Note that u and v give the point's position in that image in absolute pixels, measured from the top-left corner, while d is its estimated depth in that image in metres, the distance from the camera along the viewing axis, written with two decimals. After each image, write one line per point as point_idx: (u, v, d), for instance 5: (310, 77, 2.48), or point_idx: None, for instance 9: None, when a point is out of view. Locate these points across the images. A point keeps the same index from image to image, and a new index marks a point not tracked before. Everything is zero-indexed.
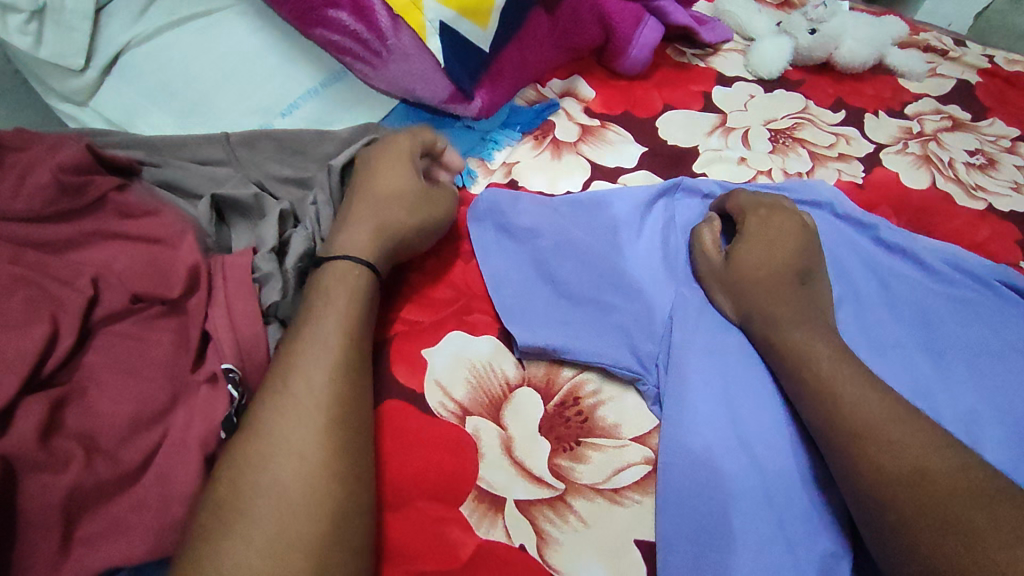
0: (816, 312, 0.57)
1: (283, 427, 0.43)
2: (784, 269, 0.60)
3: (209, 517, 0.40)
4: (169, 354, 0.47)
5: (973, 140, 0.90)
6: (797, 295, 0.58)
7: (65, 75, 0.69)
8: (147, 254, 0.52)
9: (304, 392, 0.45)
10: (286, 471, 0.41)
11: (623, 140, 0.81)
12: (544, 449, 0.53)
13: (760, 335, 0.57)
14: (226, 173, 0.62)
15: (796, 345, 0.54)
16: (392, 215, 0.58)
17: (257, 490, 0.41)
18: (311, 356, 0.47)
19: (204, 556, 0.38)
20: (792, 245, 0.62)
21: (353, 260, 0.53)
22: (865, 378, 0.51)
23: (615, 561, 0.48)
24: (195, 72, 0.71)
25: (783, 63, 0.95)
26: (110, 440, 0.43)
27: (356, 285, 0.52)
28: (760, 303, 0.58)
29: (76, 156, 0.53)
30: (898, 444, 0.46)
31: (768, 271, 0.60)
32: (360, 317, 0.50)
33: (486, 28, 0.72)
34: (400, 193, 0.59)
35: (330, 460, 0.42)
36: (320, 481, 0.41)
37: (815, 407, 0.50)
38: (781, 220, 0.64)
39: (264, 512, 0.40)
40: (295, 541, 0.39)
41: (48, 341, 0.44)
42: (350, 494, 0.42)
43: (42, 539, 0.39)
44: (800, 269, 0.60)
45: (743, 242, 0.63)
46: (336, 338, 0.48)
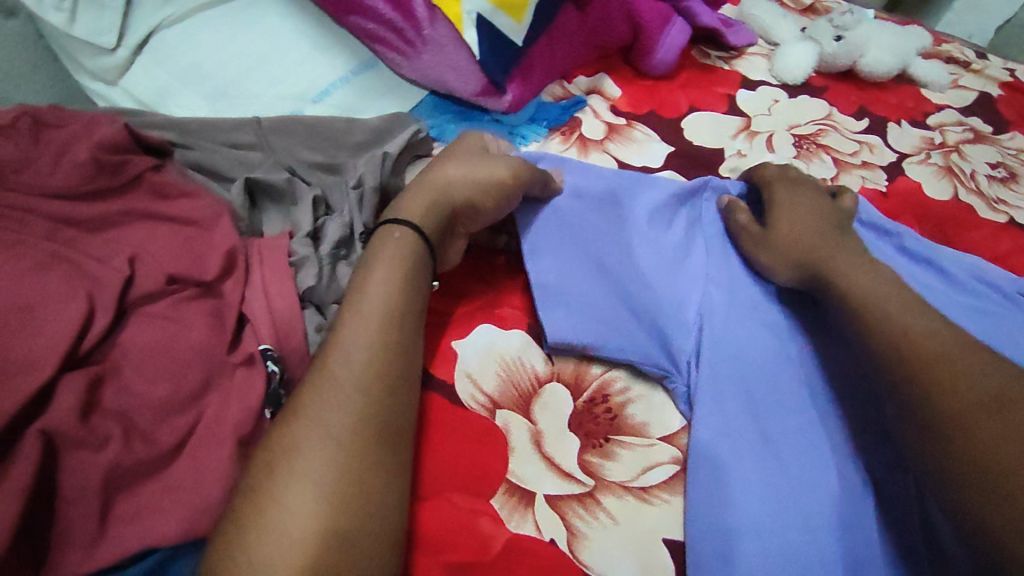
0: (868, 261, 0.57)
1: (314, 412, 0.42)
2: (825, 226, 0.61)
3: (243, 503, 0.38)
4: (204, 336, 0.47)
5: (994, 153, 0.91)
6: (846, 246, 0.59)
7: (98, 53, 0.68)
8: (183, 235, 0.52)
9: (336, 372, 0.44)
10: (317, 456, 0.40)
11: (648, 140, 0.81)
12: (574, 445, 0.53)
13: (826, 277, 0.57)
14: (256, 157, 0.62)
15: (863, 289, 0.54)
16: (444, 175, 0.58)
17: (288, 475, 0.39)
18: (347, 338, 0.45)
19: (234, 541, 0.37)
20: (825, 209, 0.64)
21: (392, 221, 0.53)
22: (933, 317, 0.50)
23: (644, 560, 0.48)
24: (228, 54, 0.70)
25: (808, 68, 0.95)
26: (146, 421, 0.43)
27: (396, 244, 0.51)
28: (819, 251, 0.59)
29: (115, 135, 0.53)
30: (965, 380, 0.45)
31: (807, 228, 0.61)
32: (393, 285, 0.49)
33: (521, 22, 0.71)
34: (455, 158, 0.60)
35: (357, 446, 0.41)
36: (344, 466, 0.40)
37: (882, 345, 0.50)
38: (807, 189, 0.66)
39: (293, 498, 0.38)
40: (327, 533, 0.37)
41: (86, 319, 0.44)
42: (378, 485, 0.40)
43: (80, 515, 0.39)
44: (837, 227, 0.61)
45: (777, 205, 0.64)
46: (372, 317, 0.47)
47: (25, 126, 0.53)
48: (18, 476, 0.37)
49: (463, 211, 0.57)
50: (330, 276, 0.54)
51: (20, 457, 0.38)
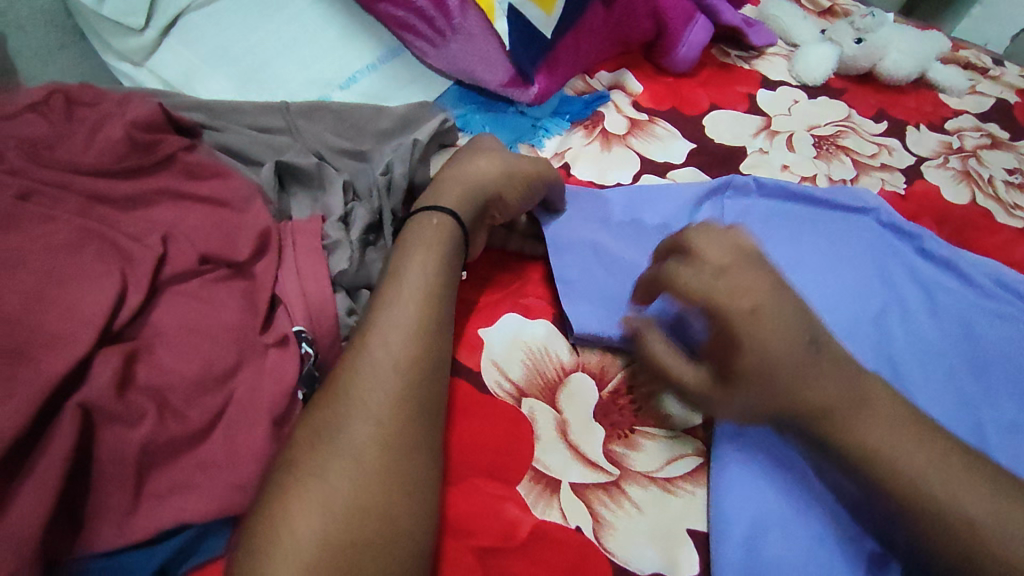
0: (861, 373, 0.46)
1: (354, 389, 0.42)
2: (797, 337, 0.46)
3: (284, 475, 0.39)
4: (237, 317, 0.47)
5: (1012, 159, 0.91)
6: (828, 369, 0.45)
7: (125, 34, 0.68)
8: (215, 215, 0.52)
9: (375, 353, 0.44)
10: (359, 431, 0.41)
11: (670, 136, 0.81)
12: (599, 435, 0.53)
13: (831, 428, 0.44)
14: (284, 141, 0.61)
15: (886, 440, 0.42)
16: (475, 165, 0.59)
17: (327, 451, 0.40)
18: (388, 318, 0.46)
19: (275, 512, 0.37)
20: (789, 305, 0.48)
21: (432, 210, 0.54)
22: (958, 456, 0.42)
23: (668, 550, 0.48)
24: (256, 40, 0.71)
25: (828, 70, 0.95)
26: (180, 398, 0.43)
27: (435, 231, 0.53)
28: (823, 380, 0.45)
29: (149, 114, 0.54)
30: (898, 448, 0.42)
31: (797, 359, 0.45)
32: (427, 271, 0.50)
33: (551, 14, 0.71)
34: (480, 153, 0.61)
35: (396, 424, 0.41)
36: (384, 443, 0.41)
37: (921, 525, 0.40)
38: (761, 295, 0.47)
39: (334, 473, 0.39)
40: (365, 509, 0.38)
41: (120, 294, 0.44)
42: (416, 465, 0.41)
43: (116, 489, 0.40)
44: (809, 328, 0.47)
45: (765, 328, 0.46)
46: (411, 299, 0.47)
47: (58, 104, 0.53)
48: (58, 448, 0.37)
49: (494, 200, 0.58)
50: (359, 262, 0.53)
51: (60, 428, 0.38)
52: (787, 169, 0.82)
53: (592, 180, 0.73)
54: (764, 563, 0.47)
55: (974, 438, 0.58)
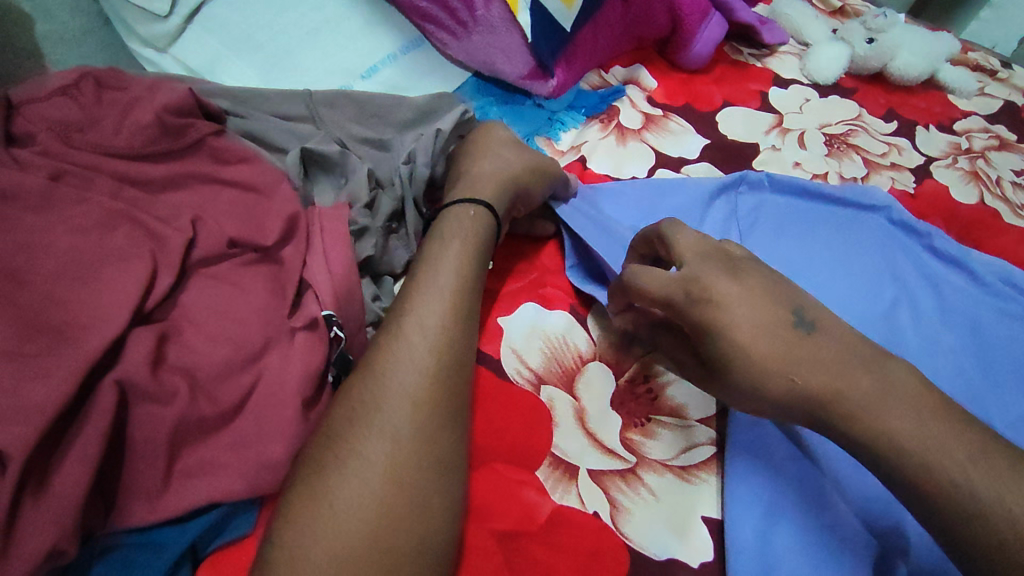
0: (877, 356, 0.43)
1: (391, 370, 0.44)
2: (780, 327, 0.44)
3: (324, 453, 0.40)
4: (265, 300, 0.48)
5: (1019, 160, 0.92)
6: (821, 353, 0.43)
7: (150, 19, 0.69)
8: (243, 201, 0.52)
9: (412, 337, 0.45)
10: (395, 412, 0.42)
11: (684, 131, 0.82)
12: (616, 423, 0.54)
13: (840, 416, 0.41)
14: (308, 129, 0.62)
15: (892, 424, 0.39)
16: (502, 158, 0.61)
17: (367, 428, 0.41)
18: (424, 303, 0.47)
19: (315, 488, 0.39)
20: (770, 295, 0.46)
21: (467, 202, 0.56)
22: (982, 444, 0.38)
23: (683, 536, 0.49)
24: (280, 26, 0.71)
25: (839, 70, 0.96)
26: (210, 378, 0.43)
27: (471, 224, 0.54)
28: (824, 370, 0.42)
29: (179, 98, 0.54)
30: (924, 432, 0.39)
31: (787, 357, 0.43)
32: (466, 261, 0.51)
33: (572, 7, 0.72)
34: (505, 144, 0.63)
35: (432, 405, 0.43)
36: (421, 423, 0.42)
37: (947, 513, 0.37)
38: (729, 290, 0.46)
39: (371, 450, 0.40)
40: (401, 487, 0.39)
41: (151, 275, 0.45)
42: (448, 447, 0.42)
43: (149, 466, 0.40)
44: (792, 316, 0.45)
45: (744, 321, 0.45)
46: (445, 285, 0.49)
47: (88, 87, 0.53)
48: (96, 424, 0.38)
49: (525, 193, 0.60)
50: (382, 248, 0.56)
51: (98, 405, 0.38)
52: (799, 167, 0.82)
53: (608, 173, 0.74)
54: (777, 534, 0.49)
55: None
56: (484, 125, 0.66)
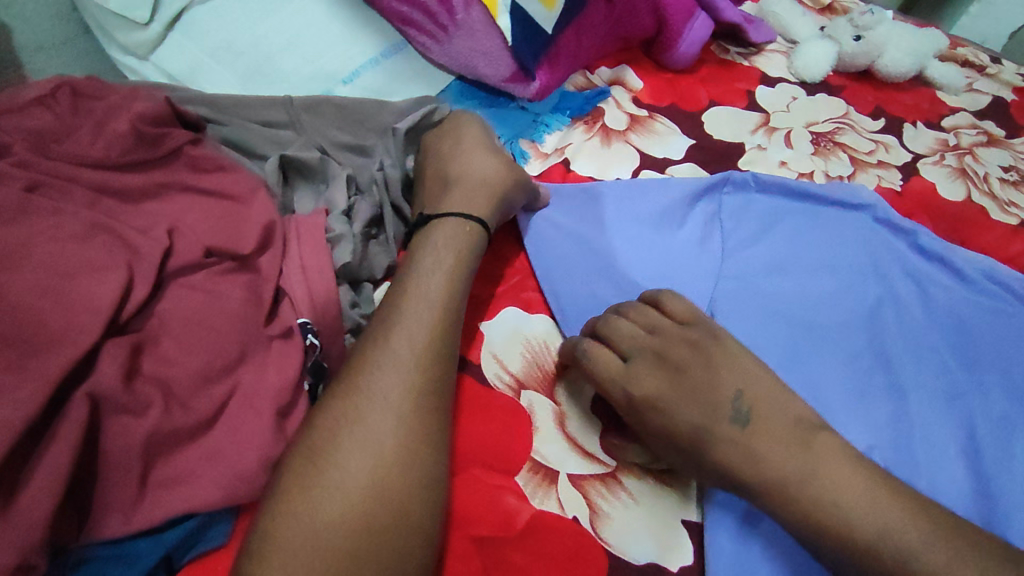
0: (806, 432, 0.46)
1: (376, 381, 0.44)
2: (717, 423, 0.47)
3: (306, 464, 0.40)
4: (242, 309, 0.48)
5: (1007, 156, 0.91)
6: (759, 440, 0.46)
7: (130, 28, 0.68)
8: (220, 210, 0.52)
9: (396, 348, 0.46)
10: (378, 424, 0.42)
11: (669, 132, 0.82)
12: (597, 426, 0.54)
13: (778, 504, 0.44)
14: (289, 136, 0.62)
15: (826, 501, 0.43)
16: (488, 165, 0.61)
17: (348, 443, 0.41)
18: (409, 317, 0.47)
19: (297, 500, 0.39)
20: (706, 389, 0.48)
21: (461, 218, 0.56)
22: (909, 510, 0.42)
23: (662, 540, 0.49)
24: (260, 33, 0.70)
25: (827, 67, 0.96)
26: (184, 389, 0.43)
27: (465, 238, 0.55)
28: (755, 459, 0.45)
29: (156, 108, 0.54)
30: (855, 503, 0.42)
31: (727, 447, 0.46)
32: (456, 275, 0.52)
33: (552, 10, 0.72)
34: (488, 150, 0.63)
35: (414, 418, 0.43)
36: (403, 436, 0.42)
37: None
38: (665, 393, 0.48)
39: (354, 463, 0.40)
40: (382, 500, 0.39)
41: (126, 286, 0.45)
42: (430, 459, 0.42)
43: (122, 478, 0.40)
44: (732, 405, 0.47)
45: (684, 418, 0.47)
46: (433, 299, 0.49)
47: (65, 97, 0.53)
48: (67, 437, 0.38)
49: (512, 200, 0.61)
50: (362, 254, 0.56)
51: (70, 418, 0.38)
52: (785, 166, 0.82)
53: (592, 175, 0.74)
54: (755, 538, 0.49)
55: (963, 435, 0.59)
56: (469, 127, 0.65)
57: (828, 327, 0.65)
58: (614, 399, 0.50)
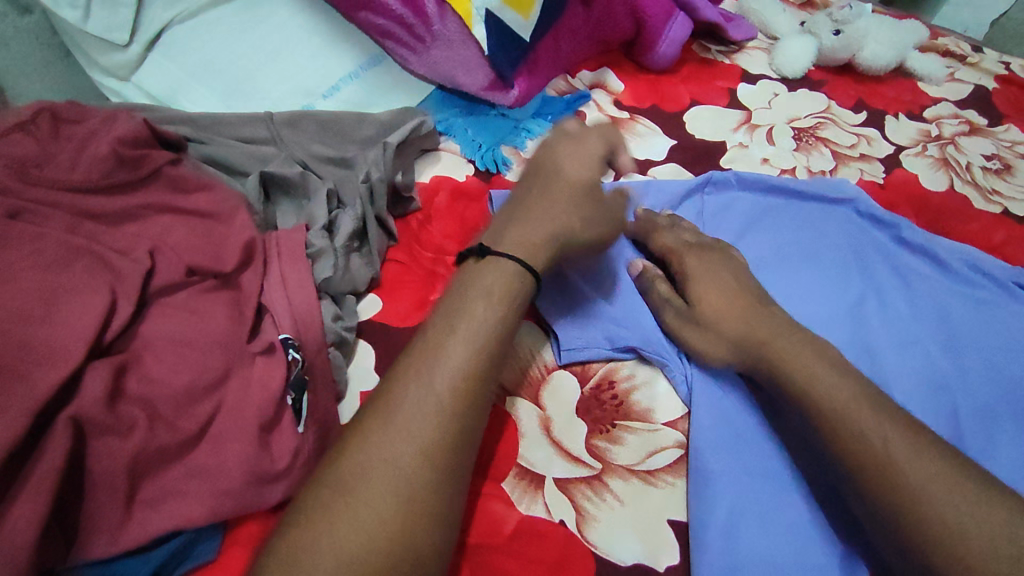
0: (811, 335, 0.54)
1: (393, 422, 0.43)
2: (741, 298, 0.57)
3: (313, 505, 0.40)
4: (225, 326, 0.49)
5: (989, 144, 0.92)
6: (771, 313, 0.56)
7: (111, 49, 0.69)
8: (201, 228, 0.53)
9: (423, 385, 0.44)
10: (390, 467, 0.41)
11: (651, 133, 0.82)
12: (581, 430, 0.54)
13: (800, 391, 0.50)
14: (270, 151, 0.63)
15: (853, 418, 0.47)
16: (561, 213, 0.57)
17: (380, 479, 0.41)
18: (438, 354, 0.46)
19: (304, 544, 0.38)
20: (735, 277, 0.60)
21: (519, 266, 0.52)
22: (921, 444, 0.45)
23: (649, 541, 0.49)
24: (239, 51, 0.72)
25: (807, 63, 0.97)
26: (169, 408, 0.44)
27: (508, 281, 0.51)
28: (765, 326, 0.55)
29: (135, 130, 0.55)
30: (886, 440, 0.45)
31: (739, 311, 0.56)
32: (510, 323, 0.49)
33: (529, 17, 0.72)
34: (580, 192, 0.59)
35: (431, 459, 0.42)
36: (420, 482, 0.41)
37: (898, 518, 0.43)
38: (706, 269, 0.60)
39: (366, 509, 0.40)
40: (392, 544, 0.39)
41: (110, 307, 0.45)
42: (442, 502, 0.42)
43: (108, 499, 0.41)
44: (759, 294, 0.59)
45: (708, 290, 0.59)
46: (465, 340, 0.47)
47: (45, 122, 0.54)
48: (50, 460, 0.38)
49: (581, 248, 0.58)
50: (344, 268, 0.56)
51: (52, 442, 0.39)
52: (766, 163, 0.83)
53: None
54: (740, 539, 0.50)
55: (949, 425, 0.60)
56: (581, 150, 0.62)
57: (813, 323, 0.65)
58: (681, 263, 0.62)
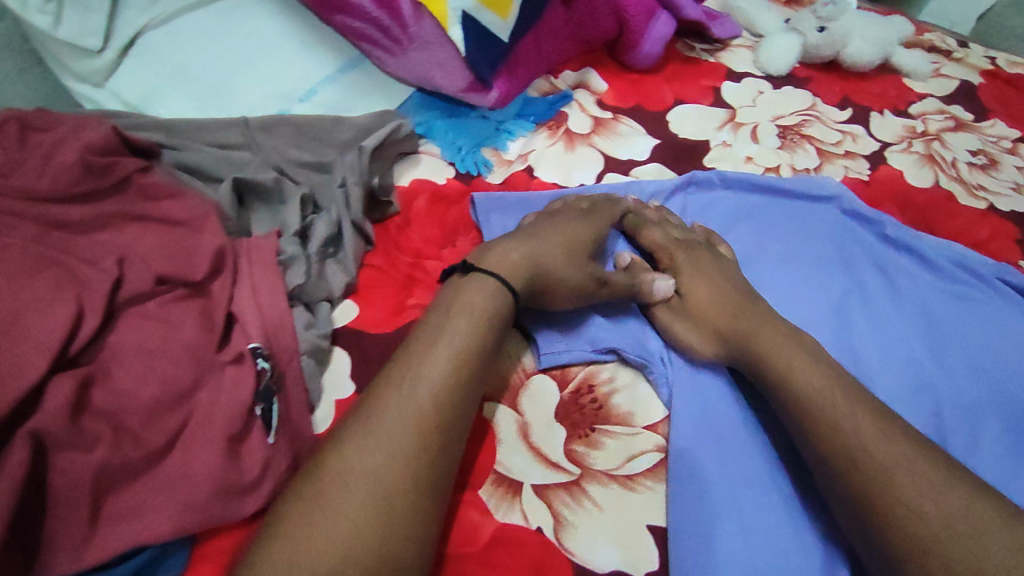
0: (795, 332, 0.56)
1: (379, 428, 0.43)
2: (732, 294, 0.61)
3: (294, 511, 0.40)
4: (194, 336, 0.48)
5: (975, 140, 0.91)
6: (758, 310, 0.59)
7: (83, 55, 0.68)
8: (171, 237, 0.52)
9: (407, 394, 0.45)
10: (373, 472, 0.41)
11: (634, 133, 0.82)
12: (560, 435, 0.54)
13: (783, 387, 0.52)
14: (244, 157, 0.62)
15: (833, 412, 0.49)
16: (546, 246, 0.58)
17: (363, 486, 0.41)
18: (423, 364, 0.47)
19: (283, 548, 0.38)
20: (725, 275, 0.63)
21: (497, 280, 0.52)
22: (897, 437, 0.47)
23: (628, 547, 0.49)
24: (213, 54, 0.71)
25: (792, 60, 0.96)
26: (136, 421, 0.44)
27: (489, 298, 0.51)
28: (750, 320, 0.57)
29: (103, 138, 0.54)
30: (862, 434, 0.47)
31: (727, 307, 0.59)
32: (489, 341, 0.50)
33: (507, 18, 0.73)
34: (572, 239, 0.60)
35: (416, 466, 0.42)
36: (404, 487, 0.41)
37: (876, 510, 0.44)
38: (701, 264, 0.64)
39: (349, 514, 0.39)
40: (374, 547, 0.39)
41: (76, 318, 0.45)
42: (427, 505, 0.42)
43: (70, 514, 0.40)
44: (748, 291, 0.62)
45: (698, 289, 0.62)
46: (450, 351, 0.47)
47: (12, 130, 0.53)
48: (10, 475, 0.38)
49: (565, 289, 0.58)
50: (317, 274, 0.56)
51: (12, 457, 0.39)
52: (750, 162, 0.82)
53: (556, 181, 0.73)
54: (719, 542, 0.49)
55: (932, 423, 0.59)
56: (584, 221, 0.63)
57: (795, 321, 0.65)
58: (671, 259, 0.65)
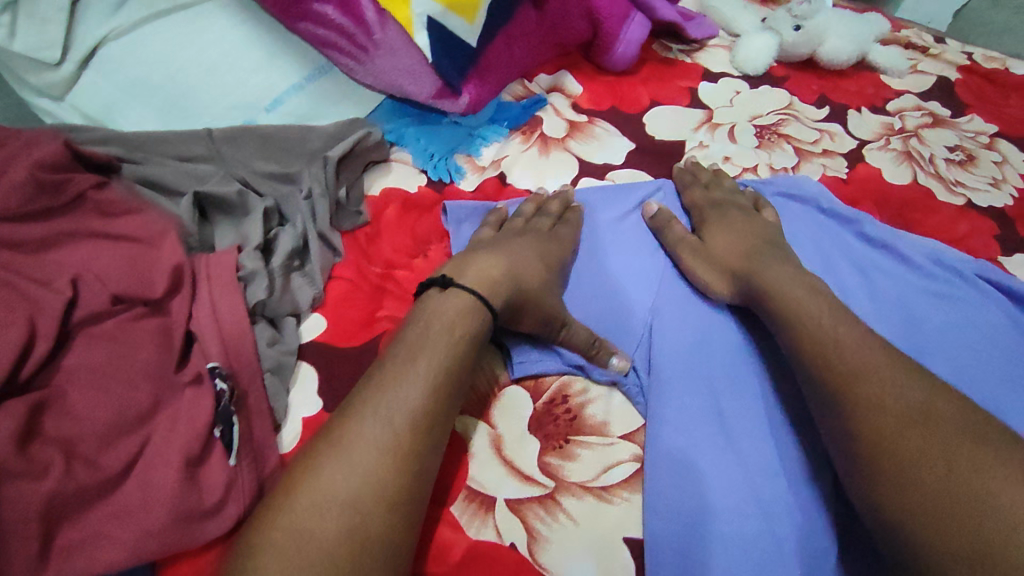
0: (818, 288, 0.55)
1: (346, 446, 0.42)
2: (758, 241, 0.62)
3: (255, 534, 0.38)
4: (152, 356, 0.47)
5: (953, 136, 0.91)
6: (778, 260, 0.59)
7: (41, 69, 0.67)
8: (129, 253, 0.51)
9: (373, 411, 0.44)
10: (340, 490, 0.40)
11: (609, 135, 0.81)
12: (533, 447, 0.53)
13: (812, 343, 0.51)
14: (207, 169, 0.61)
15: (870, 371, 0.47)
16: (517, 263, 0.57)
17: (327, 505, 0.39)
18: (394, 379, 0.45)
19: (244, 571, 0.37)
20: (754, 229, 0.64)
21: (476, 298, 0.51)
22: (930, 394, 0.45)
23: (603, 561, 0.48)
24: (175, 62, 0.69)
25: (768, 59, 0.96)
26: (89, 446, 0.42)
27: (461, 315, 0.50)
28: (768, 262, 0.59)
29: (55, 153, 0.52)
30: (898, 397, 0.45)
31: (751, 251, 0.61)
32: (467, 359, 0.49)
33: (474, 21, 0.72)
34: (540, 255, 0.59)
35: (385, 483, 0.41)
36: (370, 505, 0.40)
37: (899, 483, 0.42)
38: (738, 217, 0.66)
39: (314, 532, 0.38)
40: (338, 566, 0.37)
41: (27, 341, 0.44)
42: (394, 525, 0.40)
43: (19, 547, 0.38)
44: (772, 245, 0.62)
45: (721, 240, 0.63)
46: (421, 367, 0.46)
47: None
48: None
49: (534, 306, 0.55)
50: (281, 289, 0.55)
51: None
52: (727, 162, 0.82)
53: (530, 185, 0.72)
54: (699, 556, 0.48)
55: None
56: (553, 243, 0.61)
57: None
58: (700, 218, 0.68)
